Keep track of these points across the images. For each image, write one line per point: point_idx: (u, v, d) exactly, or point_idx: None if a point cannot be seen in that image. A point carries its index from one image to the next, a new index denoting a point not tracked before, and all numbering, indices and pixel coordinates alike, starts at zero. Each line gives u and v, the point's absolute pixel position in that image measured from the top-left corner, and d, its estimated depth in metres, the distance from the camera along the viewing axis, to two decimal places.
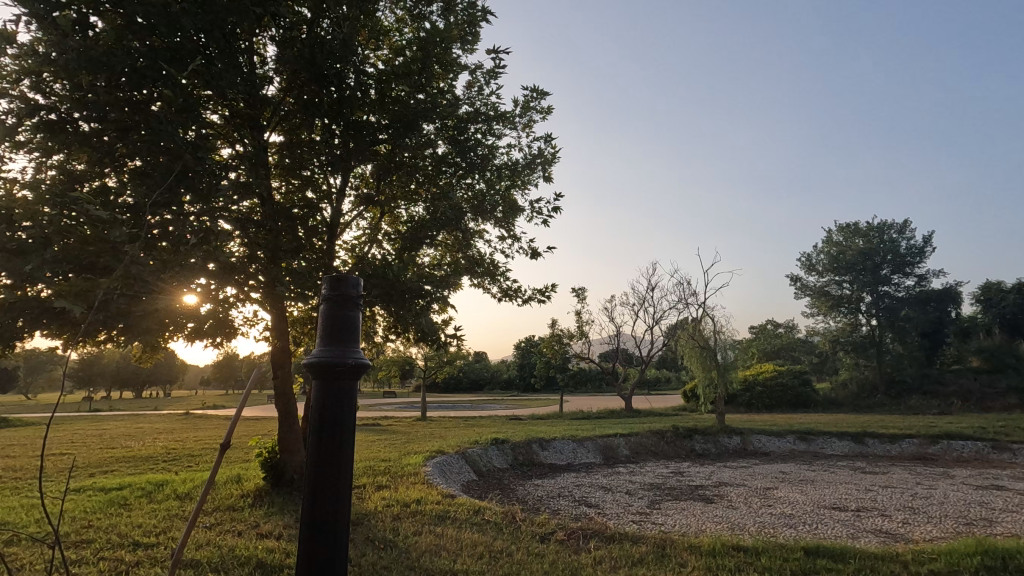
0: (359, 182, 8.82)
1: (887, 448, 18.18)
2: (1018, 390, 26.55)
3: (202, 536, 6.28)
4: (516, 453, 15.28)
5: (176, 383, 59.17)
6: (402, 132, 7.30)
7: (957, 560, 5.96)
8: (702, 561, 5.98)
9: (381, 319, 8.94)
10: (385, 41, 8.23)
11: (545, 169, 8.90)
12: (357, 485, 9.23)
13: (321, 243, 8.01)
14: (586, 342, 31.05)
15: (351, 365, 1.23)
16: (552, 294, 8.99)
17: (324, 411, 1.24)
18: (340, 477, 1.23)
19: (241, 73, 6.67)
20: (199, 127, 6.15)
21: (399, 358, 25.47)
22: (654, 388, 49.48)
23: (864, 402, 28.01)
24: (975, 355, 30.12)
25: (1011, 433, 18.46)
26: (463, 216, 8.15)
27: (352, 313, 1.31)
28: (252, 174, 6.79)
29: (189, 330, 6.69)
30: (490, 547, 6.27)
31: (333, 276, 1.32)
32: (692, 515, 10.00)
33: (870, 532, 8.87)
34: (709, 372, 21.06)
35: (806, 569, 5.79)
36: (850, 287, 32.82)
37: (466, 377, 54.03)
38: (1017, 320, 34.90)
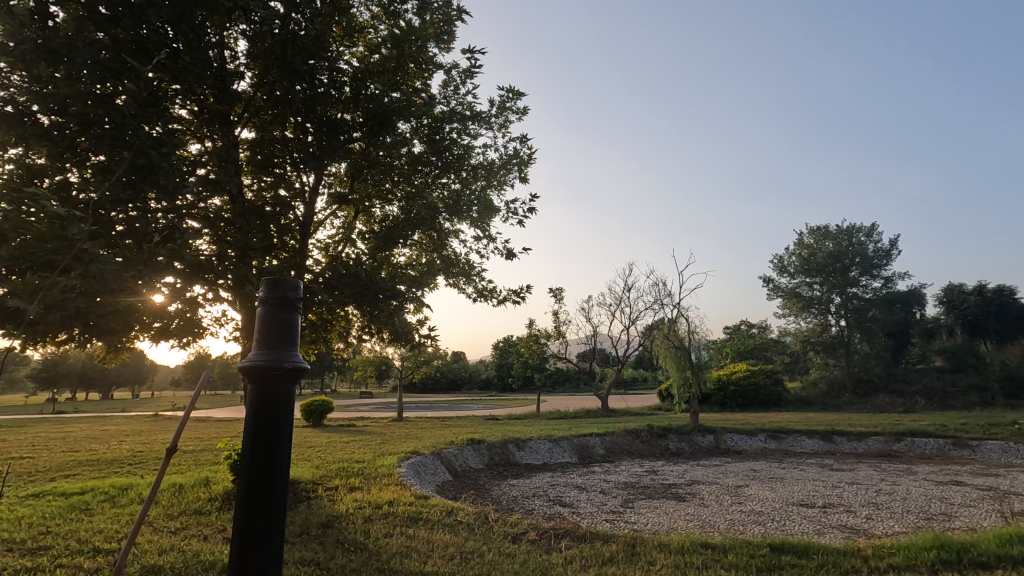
0: (333, 181, 8.72)
1: (854, 446, 18.65)
2: (977, 389, 27.51)
3: (166, 540, 6.13)
4: (492, 453, 15.30)
5: (145, 383, 57.62)
6: (377, 131, 7.27)
7: (915, 554, 6.14)
8: (671, 559, 6.04)
9: (354, 319, 8.86)
10: (360, 38, 8.13)
11: (521, 169, 8.91)
12: (329, 487, 9.12)
13: (294, 241, 7.91)
14: (563, 342, 31.25)
15: (288, 369, 1.22)
16: (527, 294, 9.03)
17: (258, 416, 1.22)
18: (275, 485, 1.22)
19: (211, 68, 6.52)
20: (166, 122, 6.00)
21: (376, 359, 25.31)
22: (630, 388, 49.99)
23: (833, 401, 28.66)
24: (937, 355, 31.22)
25: (970, 430, 19.14)
26: (438, 217, 8.11)
27: (291, 315, 1.30)
28: (222, 171, 6.66)
29: (155, 330, 6.52)
30: (461, 548, 6.26)
31: (271, 278, 1.31)
32: (664, 513, 10.10)
33: (835, 528, 9.11)
34: (684, 372, 21.38)
35: (771, 565, 5.92)
36: (821, 288, 33.48)
37: (443, 378, 53.76)
38: (978, 321, 36.14)
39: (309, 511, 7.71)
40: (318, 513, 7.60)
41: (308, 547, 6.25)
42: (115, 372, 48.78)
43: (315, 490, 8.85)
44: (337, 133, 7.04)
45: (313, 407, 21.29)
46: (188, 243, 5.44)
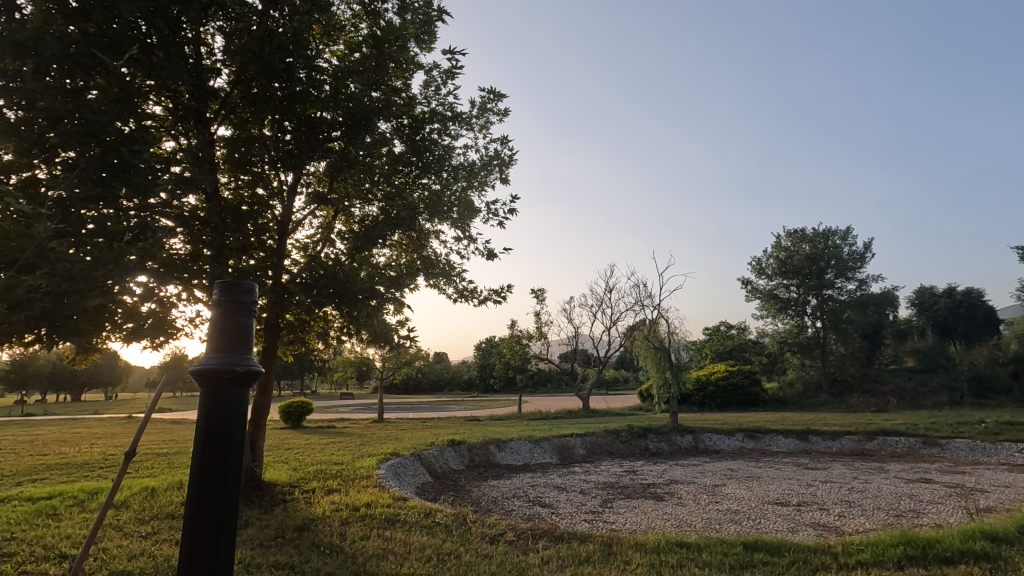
0: (311, 180, 8.64)
1: (828, 445, 19.04)
2: (947, 388, 28.28)
3: (136, 545, 6.00)
4: (473, 453, 15.29)
5: (117, 385, 56.23)
6: (357, 131, 7.23)
7: (883, 550, 6.29)
8: (647, 558, 6.11)
9: (333, 319, 8.78)
10: (340, 36, 8.05)
11: (502, 170, 8.92)
12: (306, 489, 9.01)
13: (272, 241, 7.83)
14: (545, 342, 31.32)
15: (240, 372, 1.21)
16: (507, 294, 9.07)
17: (210, 419, 1.22)
18: (224, 490, 1.23)
19: (186, 64, 6.39)
20: (138, 119, 5.86)
21: (357, 360, 25.12)
22: (612, 388, 50.39)
23: (809, 402, 29.23)
24: (909, 355, 32.01)
25: (938, 428, 19.66)
26: (418, 217, 8.05)
27: (245, 319, 1.31)
28: (197, 169, 6.54)
29: (126, 330, 6.36)
30: (438, 550, 6.24)
31: (225, 281, 1.31)
32: (643, 513, 10.17)
33: (809, 526, 9.30)
34: (664, 372, 21.60)
35: (744, 562, 6.03)
36: (796, 291, 33.69)
37: (425, 379, 53.49)
38: (948, 322, 37.17)
39: (285, 514, 7.61)
40: (294, 516, 7.50)
41: (282, 551, 6.15)
42: (87, 373, 47.61)
43: (291, 493, 8.74)
44: (316, 133, 7.15)
45: (291, 408, 21.03)
46: (160, 243, 5.33)
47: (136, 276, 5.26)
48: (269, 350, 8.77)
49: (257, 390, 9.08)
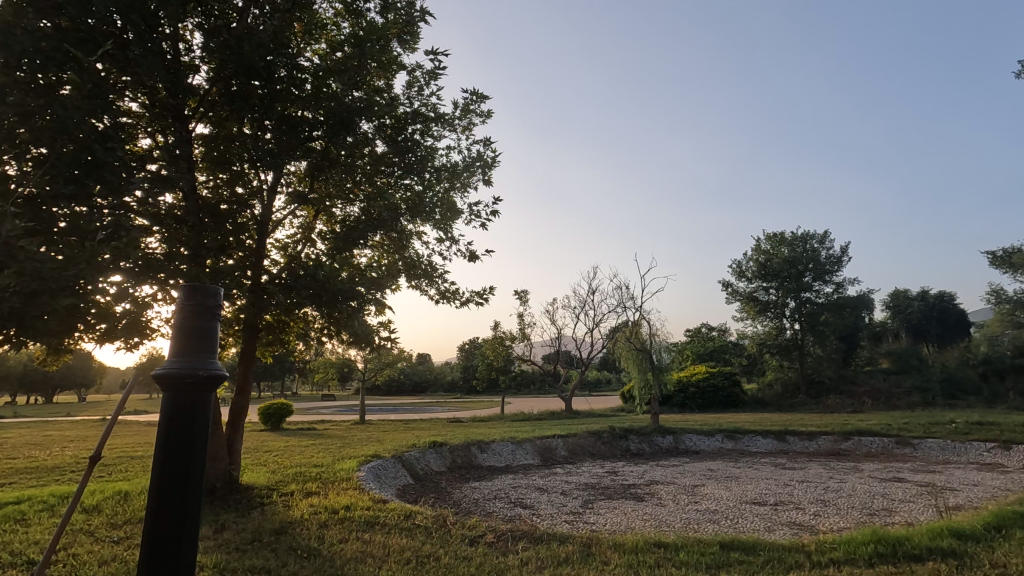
0: (292, 179, 8.55)
1: (805, 445, 19.38)
2: (920, 389, 28.98)
3: (108, 550, 5.88)
4: (454, 455, 15.25)
5: (93, 386, 54.95)
6: (338, 130, 7.22)
7: (854, 548, 6.41)
8: (625, 558, 6.16)
9: (313, 320, 8.69)
10: (322, 35, 8.00)
11: (485, 172, 8.91)
12: (284, 492, 8.90)
13: (251, 240, 7.73)
14: (527, 344, 31.33)
15: (204, 376, 1.22)
16: (490, 296, 9.08)
17: (173, 423, 1.23)
18: (186, 494, 1.23)
19: (163, 60, 6.28)
20: (113, 115, 5.74)
21: (338, 361, 24.90)
22: (594, 389, 50.69)
23: (787, 403, 29.74)
24: (884, 357, 32.69)
25: (911, 428, 20.10)
26: (399, 218, 7.98)
27: (209, 322, 1.31)
28: (174, 167, 6.43)
29: (99, 332, 6.21)
30: (417, 552, 6.22)
31: (189, 285, 1.31)
32: (623, 514, 10.23)
33: (785, 525, 9.45)
34: (645, 373, 21.77)
35: (720, 561, 6.12)
36: (776, 293, 34.03)
37: (408, 381, 53.19)
38: (921, 324, 38.05)
39: (262, 517, 7.51)
40: (271, 519, 7.41)
41: (259, 555, 6.08)
42: (60, 374, 46.47)
43: (269, 495, 8.64)
44: (298, 133, 7.06)
45: (271, 410, 20.78)
46: (134, 242, 5.22)
47: (110, 276, 5.16)
48: (247, 351, 8.67)
49: (234, 392, 8.95)
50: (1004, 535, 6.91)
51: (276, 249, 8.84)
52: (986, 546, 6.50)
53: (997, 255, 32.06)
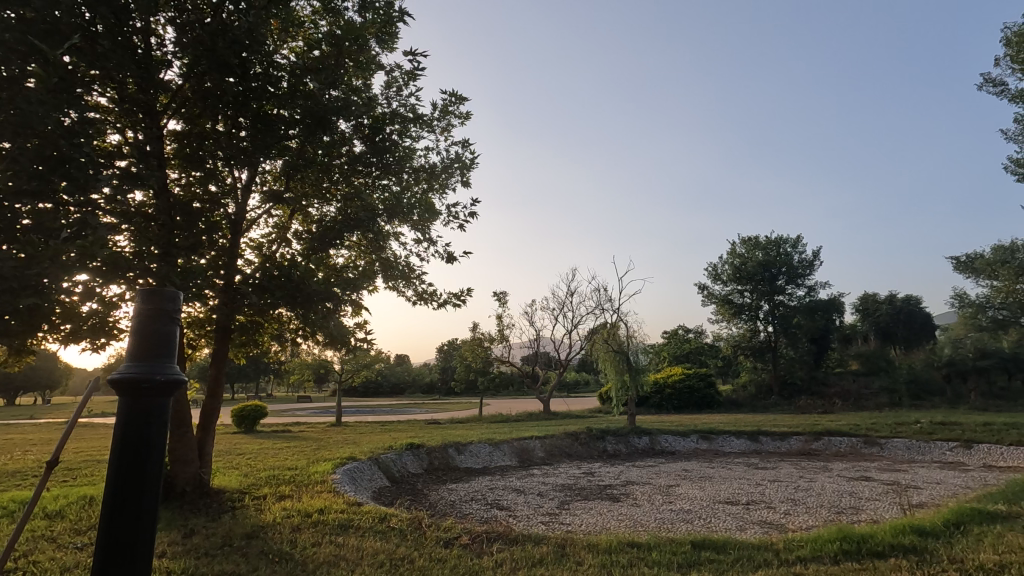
0: (267, 178, 8.45)
1: (777, 445, 19.77)
2: (887, 390, 29.80)
3: (70, 557, 5.71)
4: (431, 457, 15.18)
5: (57, 387, 53.19)
6: (314, 129, 7.11)
7: (821, 546, 6.57)
8: (598, 559, 6.21)
9: (288, 321, 8.56)
10: (298, 32, 7.90)
11: (463, 173, 8.89)
12: (257, 496, 8.75)
13: (224, 239, 7.61)
14: (506, 346, 31.29)
15: (160, 381, 1.23)
16: (467, 297, 9.08)
17: (127, 427, 1.24)
18: (140, 500, 1.25)
19: (133, 55, 6.14)
20: (81, 110, 5.59)
21: (314, 362, 24.61)
22: (572, 390, 50.96)
23: (760, 404, 30.34)
24: (853, 359, 33.51)
25: (878, 428, 20.64)
26: (377, 219, 7.79)
27: (167, 327, 1.33)
28: (144, 164, 6.28)
29: (64, 332, 6.02)
30: (391, 555, 6.19)
31: (146, 290, 1.32)
32: (598, 514, 10.33)
33: (756, 524, 9.62)
34: (622, 375, 21.97)
35: (691, 561, 6.22)
36: (751, 296, 34.57)
37: (385, 382, 52.71)
38: (888, 327, 39.04)
39: (233, 521, 7.38)
40: (243, 524, 7.29)
41: (229, 560, 5.97)
42: (22, 376, 44.82)
43: (241, 499, 8.48)
44: (272, 130, 6.95)
45: (244, 412, 20.37)
46: (102, 240, 5.09)
47: (76, 276, 5.02)
48: (219, 353, 8.50)
49: (206, 394, 8.75)
50: (963, 531, 7.15)
51: (249, 249, 8.71)
52: (946, 542, 6.73)
53: (960, 261, 33.21)
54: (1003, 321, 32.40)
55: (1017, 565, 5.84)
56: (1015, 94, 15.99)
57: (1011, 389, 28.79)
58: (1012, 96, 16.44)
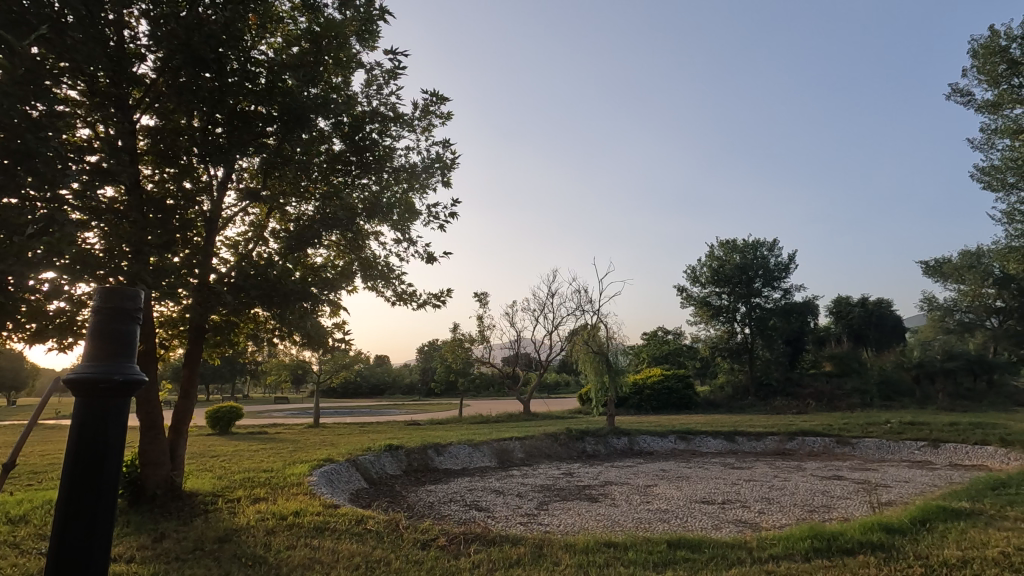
0: (244, 175, 8.32)
1: (753, 445, 20.08)
2: (859, 391, 30.49)
3: (33, 563, 5.54)
4: (410, 459, 15.08)
5: (23, 388, 51.51)
6: (293, 127, 6.98)
7: (793, 544, 6.71)
8: (575, 559, 6.23)
9: (264, 320, 8.41)
10: (277, 28, 7.81)
11: (444, 173, 8.83)
12: (231, 499, 8.60)
13: (199, 237, 7.47)
14: (487, 346, 31.22)
15: (119, 382, 1.22)
16: (447, 298, 9.05)
17: (82, 430, 1.22)
18: (96, 506, 1.25)
19: (105, 47, 6.00)
20: (49, 103, 5.42)
21: (292, 363, 24.30)
22: (553, 391, 51.18)
23: (736, 405, 30.82)
24: (827, 360, 34.08)
25: (850, 428, 21.09)
26: (355, 219, 7.73)
27: (127, 326, 1.31)
28: (115, 160, 6.11)
29: (30, 332, 5.83)
30: (367, 557, 6.13)
31: (106, 289, 1.31)
32: (576, 514, 10.41)
33: (730, 523, 9.75)
34: (602, 376, 22.07)
35: (666, 560, 6.28)
36: (728, 298, 34.94)
37: (365, 383, 52.30)
38: (861, 329, 39.79)
39: (205, 525, 7.24)
40: (215, 527, 7.16)
41: (200, 565, 5.86)
42: None
43: (214, 502, 8.32)
44: (250, 128, 6.96)
45: (219, 414, 19.96)
46: (69, 236, 4.94)
47: (41, 273, 4.86)
48: (192, 353, 8.32)
49: (178, 395, 8.54)
50: (928, 528, 7.35)
51: (225, 247, 8.55)
52: (912, 538, 6.91)
53: (929, 265, 34.14)
54: (970, 324, 33.44)
55: (979, 560, 6.04)
56: (982, 103, 16.51)
57: (976, 390, 29.70)
58: (978, 106, 16.96)
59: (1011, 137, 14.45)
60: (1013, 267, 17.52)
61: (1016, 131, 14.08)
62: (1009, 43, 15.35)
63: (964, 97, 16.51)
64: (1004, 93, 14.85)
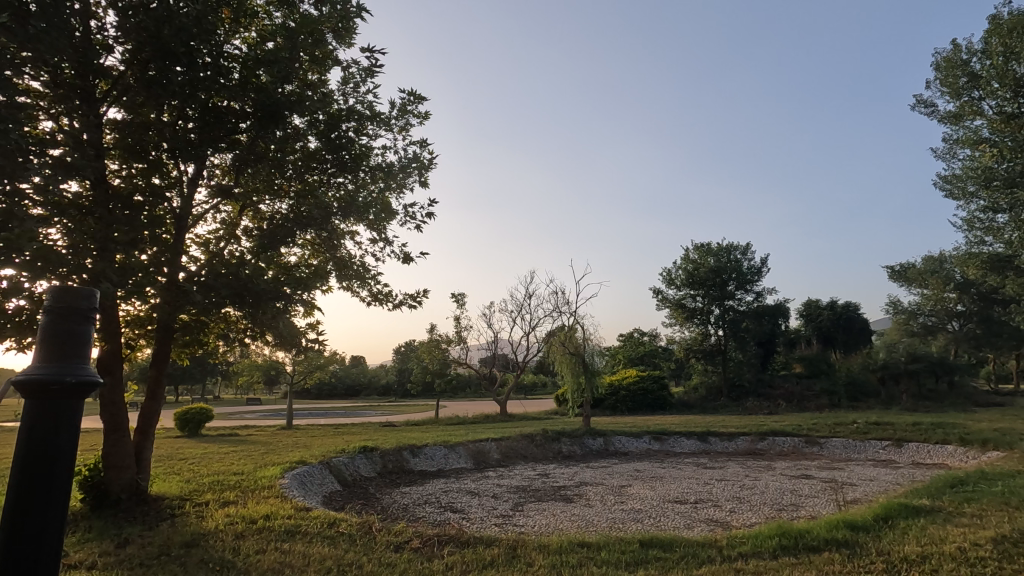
0: (216, 172, 8.15)
1: (725, 445, 20.42)
2: (828, 391, 31.24)
3: None
4: (385, 460, 14.93)
5: None
6: (267, 124, 6.90)
7: (761, 542, 6.84)
8: (548, 559, 6.26)
9: (236, 320, 8.25)
10: (252, 23, 7.67)
11: (421, 173, 8.79)
12: (198, 503, 8.40)
13: (168, 235, 7.30)
14: (464, 347, 31.08)
15: (71, 384, 1.19)
16: (423, 299, 9.01)
17: (33, 433, 1.20)
18: (46, 509, 1.23)
19: (71, 38, 5.80)
20: (9, 93, 5.21)
21: (264, 364, 23.87)
22: (529, 392, 51.35)
23: (710, 406, 31.33)
24: (797, 362, 34.81)
25: (819, 428, 21.59)
26: (330, 218, 7.60)
27: (81, 327, 1.29)
28: (80, 154, 5.88)
29: None
30: (338, 561, 6.05)
31: (57, 287, 1.29)
32: (551, 514, 10.49)
33: (703, 522, 9.90)
34: (578, 377, 22.16)
35: (638, 559, 6.34)
36: (702, 301, 35.40)
37: (340, 384, 51.73)
38: (830, 332, 40.75)
39: (171, 529, 7.05)
40: (182, 532, 6.97)
41: (165, 570, 5.71)
42: None
43: (181, 506, 8.12)
44: (222, 123, 6.83)
45: (188, 416, 19.47)
46: (30, 232, 4.75)
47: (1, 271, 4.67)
48: (160, 353, 8.11)
49: (145, 397, 8.30)
50: (890, 525, 7.57)
51: (195, 244, 8.35)
52: (874, 535, 7.11)
53: (895, 269, 35.21)
54: (932, 326, 34.59)
55: (938, 556, 6.24)
56: (944, 114, 17.14)
57: (938, 391, 30.73)
58: (941, 117, 17.61)
59: (971, 147, 15.02)
60: (972, 272, 18.20)
61: (976, 142, 14.65)
62: (969, 57, 15.99)
63: (928, 108, 17.13)
64: (964, 105, 15.47)
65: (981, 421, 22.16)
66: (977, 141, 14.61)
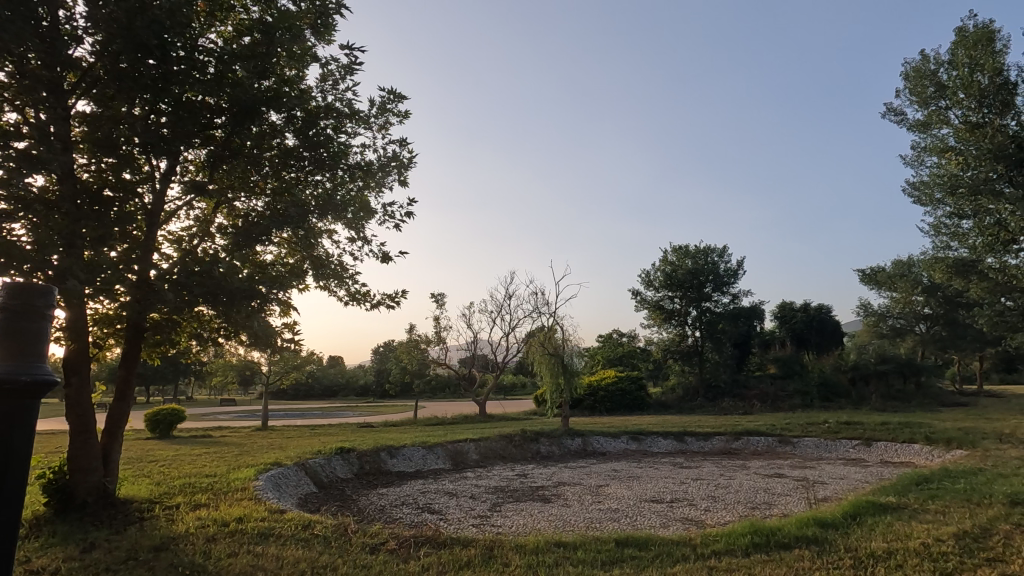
0: (190, 168, 7.99)
1: (701, 445, 20.71)
2: (801, 392, 31.87)
3: None
4: (362, 461, 14.79)
5: None
6: (243, 120, 6.76)
7: (735, 540, 6.94)
8: (524, 559, 6.26)
9: (209, 320, 8.10)
10: (228, 17, 7.53)
11: (400, 172, 8.72)
12: (168, 506, 8.21)
13: (138, 231, 7.12)
14: (443, 347, 30.91)
15: (27, 381, 1.30)
16: (402, 299, 8.96)
17: None
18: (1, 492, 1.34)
19: (36, 28, 5.62)
20: None
21: (239, 364, 23.38)
22: (509, 393, 51.37)
23: (686, 406, 31.76)
24: (771, 363, 35.47)
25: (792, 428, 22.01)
26: (308, 216, 7.40)
27: (38, 324, 1.40)
28: (46, 147, 5.69)
29: None
30: (313, 563, 5.97)
31: (17, 287, 1.40)
32: (528, 514, 10.52)
33: (678, 521, 10.02)
34: (557, 377, 22.20)
35: (615, 558, 6.39)
36: (680, 302, 35.82)
37: (316, 385, 51.06)
38: (803, 333, 41.54)
39: (140, 533, 6.88)
40: (151, 535, 6.81)
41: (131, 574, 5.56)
42: None
43: (151, 509, 7.94)
44: (196, 119, 6.68)
45: (159, 417, 19.02)
46: None
47: None
48: (129, 353, 7.91)
49: (113, 397, 8.09)
50: (858, 522, 7.76)
51: (167, 242, 8.16)
52: (843, 532, 7.27)
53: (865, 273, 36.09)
54: (901, 328, 35.53)
55: (903, 551, 6.43)
56: (913, 122, 17.60)
57: (906, 392, 31.58)
58: (910, 125, 18.08)
59: (938, 155, 15.43)
60: (939, 276, 18.77)
61: (943, 149, 15.07)
62: (937, 67, 16.43)
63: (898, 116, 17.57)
64: (932, 114, 15.88)
65: (945, 421, 22.82)
66: (945, 149, 15.01)
